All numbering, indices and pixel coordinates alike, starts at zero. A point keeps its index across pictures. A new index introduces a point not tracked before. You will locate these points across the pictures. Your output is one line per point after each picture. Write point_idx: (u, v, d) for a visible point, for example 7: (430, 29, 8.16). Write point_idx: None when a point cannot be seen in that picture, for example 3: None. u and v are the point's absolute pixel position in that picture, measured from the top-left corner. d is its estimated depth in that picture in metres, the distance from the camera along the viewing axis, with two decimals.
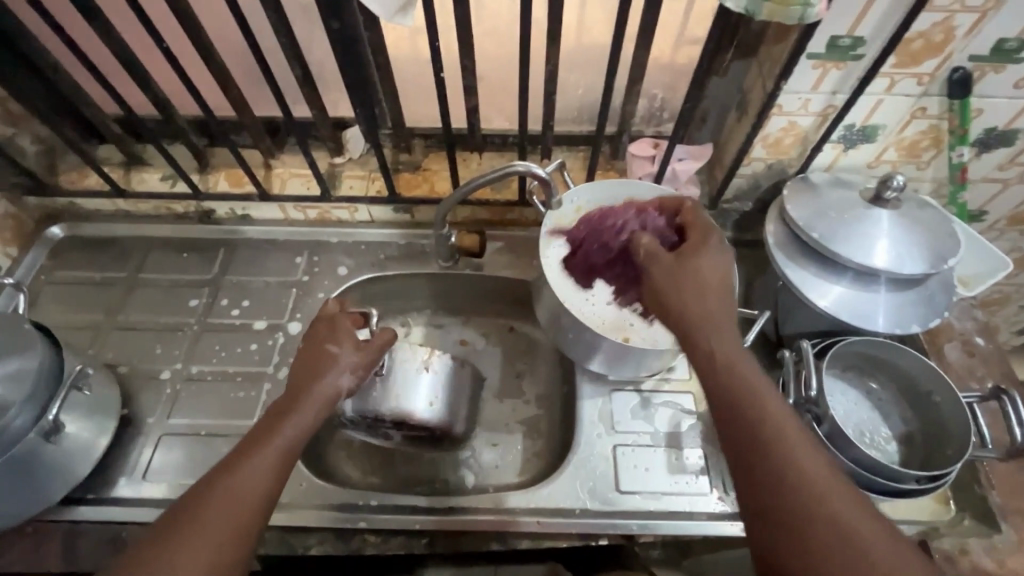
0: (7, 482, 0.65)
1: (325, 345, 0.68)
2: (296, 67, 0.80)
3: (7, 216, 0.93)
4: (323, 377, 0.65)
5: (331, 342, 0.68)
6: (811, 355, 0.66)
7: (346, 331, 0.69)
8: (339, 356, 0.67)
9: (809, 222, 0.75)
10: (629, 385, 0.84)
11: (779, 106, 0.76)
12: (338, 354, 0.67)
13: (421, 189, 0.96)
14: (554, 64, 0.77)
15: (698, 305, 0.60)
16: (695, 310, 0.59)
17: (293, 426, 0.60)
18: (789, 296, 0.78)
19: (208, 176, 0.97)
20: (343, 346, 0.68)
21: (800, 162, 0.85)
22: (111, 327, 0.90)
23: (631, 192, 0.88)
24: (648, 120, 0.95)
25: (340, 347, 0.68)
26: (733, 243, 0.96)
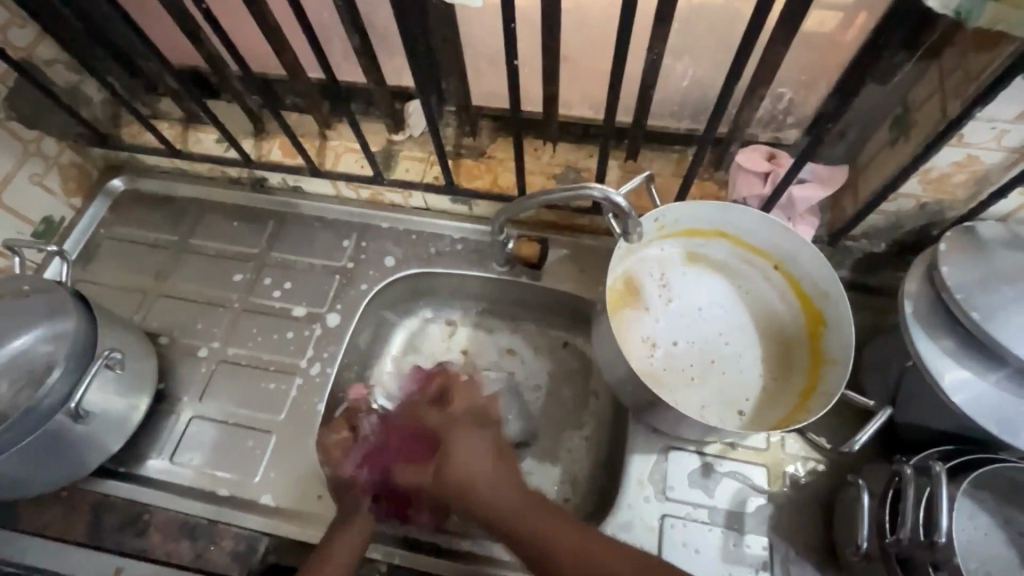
0: (36, 457, 0.66)
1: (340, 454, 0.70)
2: (352, 33, 0.70)
3: (72, 166, 0.92)
4: (350, 487, 0.69)
5: (336, 462, 0.70)
6: (944, 485, 0.50)
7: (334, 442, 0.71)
8: (347, 466, 0.70)
9: (969, 295, 0.56)
10: (691, 444, 0.72)
11: (959, 136, 0.56)
12: (348, 469, 0.70)
13: (482, 181, 0.85)
14: (656, 52, 0.61)
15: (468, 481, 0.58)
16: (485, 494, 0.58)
17: (352, 532, 0.65)
18: (919, 383, 0.62)
19: (262, 143, 0.91)
20: (352, 460, 0.70)
21: (965, 205, 0.65)
22: (158, 294, 0.88)
23: (731, 218, 0.72)
24: (766, 124, 0.76)
25: (349, 458, 0.70)
26: (850, 287, 0.78)
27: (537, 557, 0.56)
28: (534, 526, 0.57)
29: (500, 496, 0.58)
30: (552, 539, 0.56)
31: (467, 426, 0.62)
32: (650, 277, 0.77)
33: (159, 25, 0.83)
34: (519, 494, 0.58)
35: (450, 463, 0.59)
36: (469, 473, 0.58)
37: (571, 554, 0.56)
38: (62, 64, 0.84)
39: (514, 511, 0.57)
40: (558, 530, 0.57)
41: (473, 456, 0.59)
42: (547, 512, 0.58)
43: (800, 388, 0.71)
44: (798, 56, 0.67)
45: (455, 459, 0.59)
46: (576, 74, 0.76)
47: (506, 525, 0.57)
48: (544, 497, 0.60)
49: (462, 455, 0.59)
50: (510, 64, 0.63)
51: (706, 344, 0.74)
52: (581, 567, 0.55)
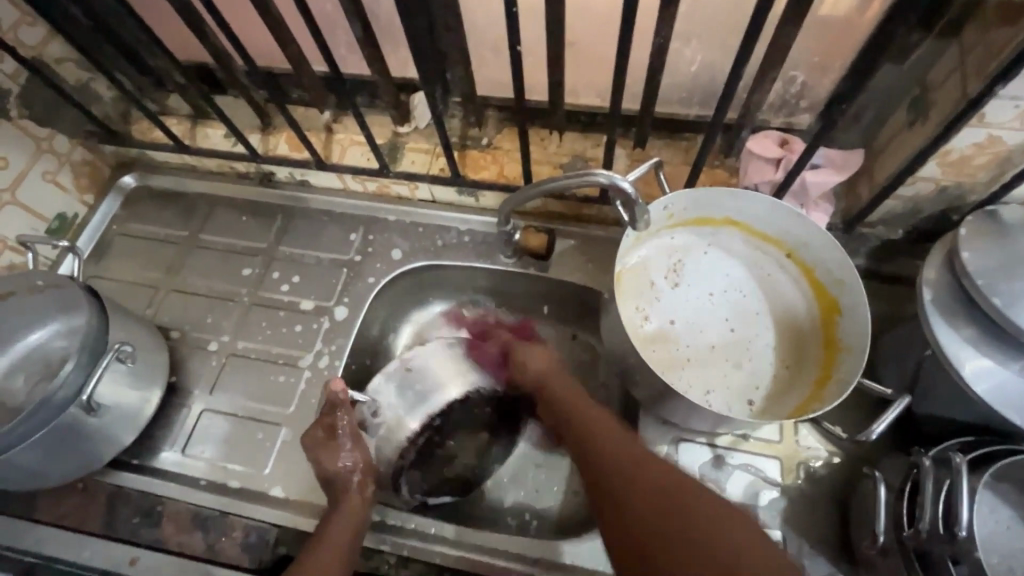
0: (51, 450, 0.67)
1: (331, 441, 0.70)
2: (355, 24, 0.69)
3: (84, 163, 0.93)
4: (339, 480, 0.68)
5: (325, 452, 0.69)
6: (965, 477, 0.48)
7: (322, 433, 0.70)
8: (341, 454, 0.69)
9: (992, 281, 0.54)
10: (702, 436, 0.71)
11: (980, 116, 0.54)
12: (342, 457, 0.69)
13: (488, 171, 0.84)
14: (663, 35, 0.60)
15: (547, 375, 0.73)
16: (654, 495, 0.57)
17: (344, 519, 0.65)
18: (938, 373, 0.60)
19: (269, 137, 0.91)
20: (346, 446, 0.70)
21: (987, 188, 0.63)
22: (169, 288, 0.89)
23: (742, 205, 0.70)
24: (778, 109, 0.74)
25: (341, 446, 0.70)
26: (866, 276, 0.76)
27: (609, 482, 0.60)
28: (604, 441, 0.63)
29: (591, 426, 0.66)
30: (612, 453, 0.62)
31: (543, 346, 0.76)
32: (659, 266, 0.76)
33: (166, 21, 0.83)
34: (569, 394, 0.70)
35: (526, 366, 0.74)
36: (543, 372, 0.73)
37: (622, 480, 0.59)
38: (72, 63, 0.85)
39: (569, 397, 0.70)
40: (635, 462, 0.60)
41: (533, 353, 0.75)
42: (614, 439, 0.64)
43: (814, 378, 0.69)
44: (811, 37, 0.65)
45: (528, 358, 0.74)
46: (582, 62, 0.75)
47: (586, 437, 0.65)
48: (607, 419, 0.66)
49: (533, 360, 0.74)
50: (515, 51, 0.62)
51: (716, 335, 0.73)
52: (625, 500, 0.57)
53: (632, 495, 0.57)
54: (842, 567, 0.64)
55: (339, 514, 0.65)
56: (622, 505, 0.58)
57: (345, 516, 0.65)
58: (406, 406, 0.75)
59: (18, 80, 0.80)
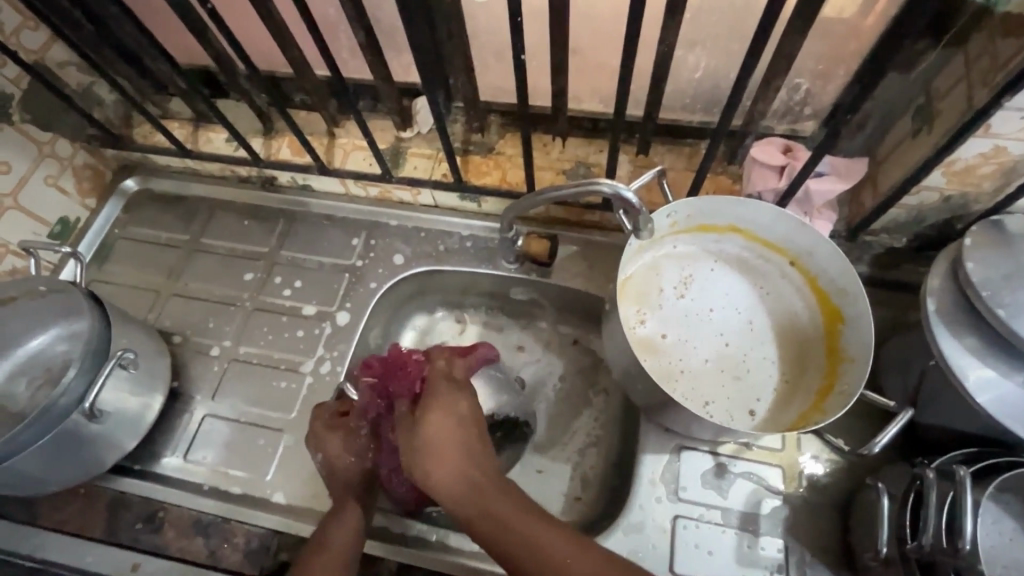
0: (54, 456, 0.67)
1: (347, 430, 0.71)
2: (357, 30, 0.69)
3: (86, 167, 0.93)
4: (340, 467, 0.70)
5: (340, 440, 0.71)
6: (969, 491, 0.48)
7: (338, 422, 0.72)
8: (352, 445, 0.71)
9: (996, 292, 0.54)
10: (704, 444, 0.71)
11: (985, 127, 0.54)
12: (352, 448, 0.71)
13: (490, 177, 0.84)
14: (667, 44, 0.60)
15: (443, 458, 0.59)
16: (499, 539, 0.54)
17: (350, 512, 0.66)
18: (942, 383, 0.59)
19: (271, 142, 0.91)
20: (358, 437, 0.71)
21: (992, 198, 0.63)
22: (171, 293, 0.89)
23: (746, 213, 0.70)
24: (782, 115, 0.74)
25: (355, 435, 0.71)
26: (870, 284, 0.76)
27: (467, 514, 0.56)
28: (487, 506, 0.56)
29: (477, 480, 0.58)
30: (500, 506, 0.55)
31: (454, 401, 0.64)
32: (662, 273, 0.76)
33: (168, 25, 0.83)
34: (484, 477, 0.58)
35: (427, 446, 0.60)
36: (446, 479, 0.58)
37: (501, 525, 0.54)
38: (75, 66, 0.85)
39: (477, 480, 0.57)
40: (490, 489, 0.57)
41: (440, 436, 0.60)
42: (485, 476, 0.58)
43: (818, 387, 0.69)
44: (816, 45, 0.65)
45: (432, 436, 0.60)
46: (585, 68, 0.75)
47: (470, 511, 0.56)
48: (493, 465, 0.60)
49: (439, 436, 0.60)
50: (518, 59, 0.62)
51: (719, 343, 0.73)
52: (514, 539, 0.53)
53: (528, 548, 0.52)
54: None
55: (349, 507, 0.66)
56: (506, 546, 0.53)
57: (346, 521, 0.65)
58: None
59: (21, 84, 0.80)
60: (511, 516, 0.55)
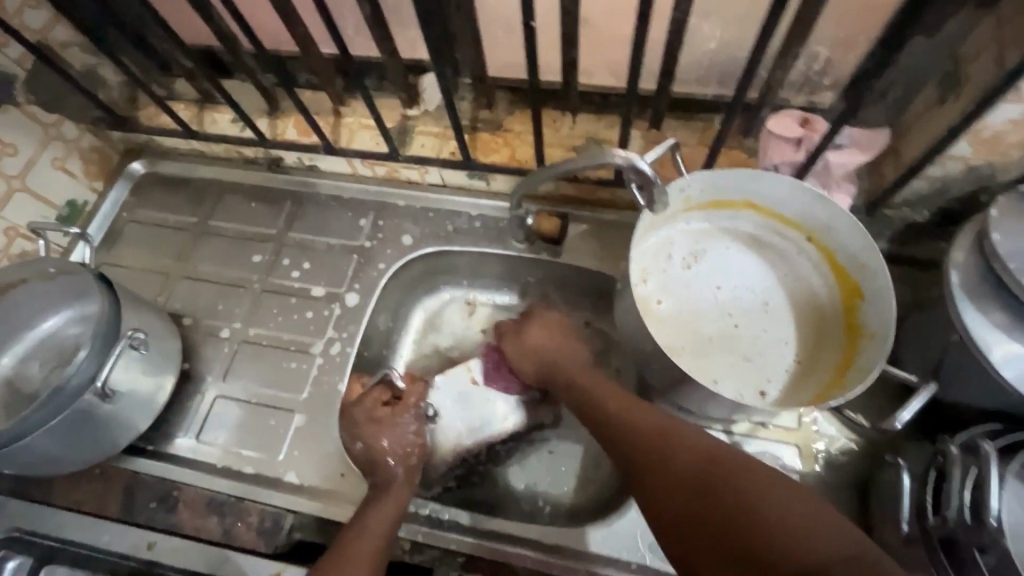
0: (69, 435, 0.67)
1: (385, 427, 0.72)
2: (364, 4, 0.67)
3: (92, 149, 0.93)
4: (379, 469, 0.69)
5: (376, 436, 0.71)
6: (994, 465, 0.47)
7: (376, 416, 0.72)
8: (384, 442, 0.71)
9: (1022, 263, 0.53)
10: (718, 423, 0.70)
11: (1016, 91, 0.52)
12: (383, 444, 0.71)
13: (500, 154, 0.83)
14: (683, 10, 0.58)
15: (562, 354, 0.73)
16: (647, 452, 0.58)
17: (380, 508, 0.66)
18: (965, 358, 0.58)
19: (277, 122, 0.90)
20: (389, 436, 0.71)
21: (1019, 168, 0.60)
22: (180, 276, 0.89)
23: (762, 188, 0.68)
24: (800, 86, 0.72)
25: (390, 433, 0.72)
26: (889, 259, 0.74)
27: (597, 418, 0.65)
28: (586, 395, 0.68)
29: (633, 420, 0.61)
30: (632, 419, 0.62)
31: (550, 327, 0.75)
32: (676, 250, 0.74)
33: (171, 3, 0.82)
34: (594, 379, 0.69)
35: (530, 347, 0.75)
36: (537, 353, 0.74)
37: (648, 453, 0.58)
38: (78, 47, 0.84)
39: (574, 371, 0.71)
40: (625, 405, 0.63)
41: (540, 347, 0.74)
42: (621, 403, 0.64)
43: (835, 364, 0.68)
44: (836, 10, 0.62)
45: (530, 341, 0.75)
46: (596, 40, 0.73)
47: (601, 413, 0.65)
48: (615, 388, 0.67)
49: (540, 345, 0.74)
50: (529, 29, 0.60)
51: (733, 322, 0.71)
52: (666, 456, 0.56)
53: (675, 461, 0.55)
54: None
55: (381, 502, 0.66)
56: (662, 462, 0.56)
57: (377, 525, 0.64)
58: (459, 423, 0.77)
59: (24, 65, 0.79)
60: (622, 402, 0.64)
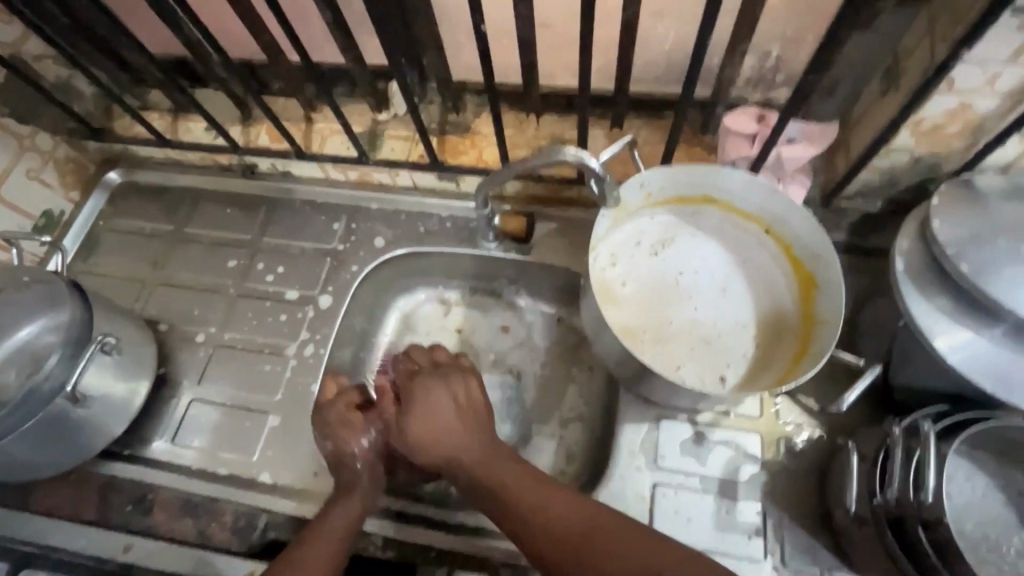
0: (41, 439, 0.68)
1: (355, 427, 0.71)
2: (324, 12, 0.69)
3: (68, 160, 0.94)
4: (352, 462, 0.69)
5: (347, 437, 0.70)
6: (933, 445, 0.49)
7: (351, 417, 0.71)
8: (356, 443, 0.70)
9: (961, 248, 0.54)
10: (683, 413, 0.71)
11: (948, 83, 0.54)
12: (357, 446, 0.70)
13: (468, 156, 0.84)
14: (631, 11, 0.59)
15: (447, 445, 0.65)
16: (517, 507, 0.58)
17: (344, 510, 0.66)
18: (913, 343, 0.60)
19: (250, 129, 0.91)
20: (360, 437, 0.70)
21: (962, 157, 0.62)
22: (156, 282, 0.90)
23: (719, 181, 0.70)
24: (754, 83, 0.74)
25: (361, 434, 0.71)
26: (847, 249, 0.76)
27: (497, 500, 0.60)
28: (499, 479, 0.61)
29: (507, 475, 0.61)
30: (502, 469, 0.62)
31: (444, 384, 0.69)
32: (638, 245, 0.76)
33: (141, 15, 0.84)
34: (484, 451, 0.64)
35: (418, 416, 0.67)
36: (444, 439, 0.65)
37: (535, 508, 0.57)
38: (51, 59, 0.85)
39: (474, 459, 0.64)
40: (518, 481, 0.60)
41: (425, 408, 0.67)
42: (528, 473, 0.61)
43: (794, 352, 0.70)
44: (782, 8, 0.64)
45: (411, 412, 0.67)
46: (555, 42, 0.75)
47: (499, 487, 0.61)
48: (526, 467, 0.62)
49: (432, 406, 0.67)
50: (483, 33, 0.62)
51: (695, 312, 0.73)
52: (528, 513, 0.57)
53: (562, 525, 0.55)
54: (822, 537, 0.65)
55: (345, 504, 0.66)
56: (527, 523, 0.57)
57: (348, 509, 0.66)
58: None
59: None
60: (513, 476, 0.61)
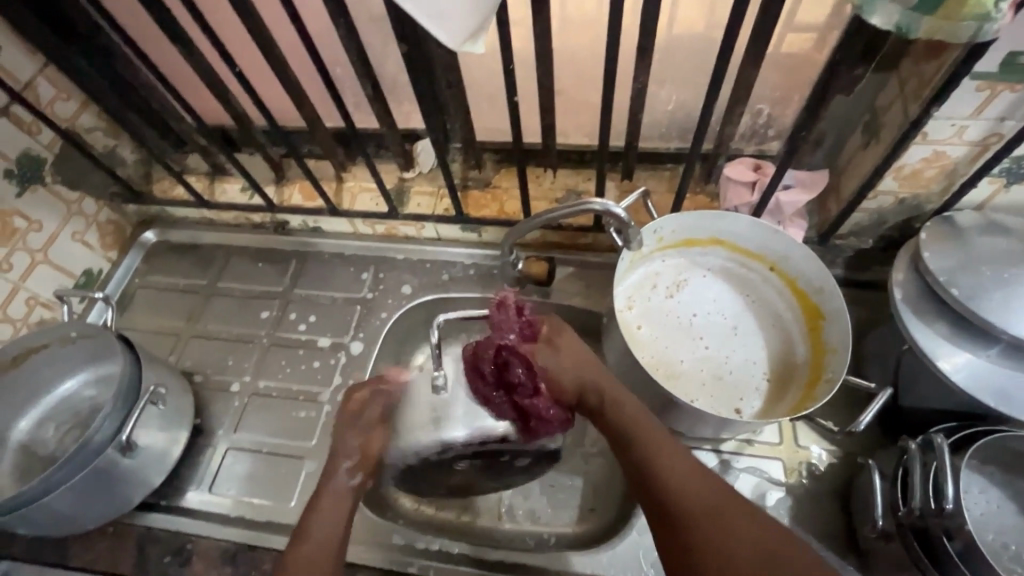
0: (90, 493, 0.70)
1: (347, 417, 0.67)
2: (366, 84, 0.77)
3: (109, 222, 0.99)
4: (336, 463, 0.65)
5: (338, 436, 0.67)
6: (948, 457, 0.53)
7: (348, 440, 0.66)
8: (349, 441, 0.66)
9: (950, 277, 0.60)
10: (707, 443, 0.75)
11: (923, 135, 0.62)
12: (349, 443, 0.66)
13: (489, 209, 0.91)
14: (644, 79, 0.67)
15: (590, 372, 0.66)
16: (689, 494, 0.55)
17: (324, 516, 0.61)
18: (918, 365, 0.65)
19: (283, 190, 0.98)
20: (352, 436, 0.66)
21: (941, 198, 0.70)
22: (191, 335, 0.94)
23: (724, 226, 0.77)
24: (749, 138, 0.82)
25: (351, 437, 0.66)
26: (845, 284, 0.83)
27: (647, 463, 0.58)
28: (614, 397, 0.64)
29: (662, 457, 0.58)
30: (686, 483, 0.56)
31: (571, 343, 0.68)
32: (653, 286, 0.82)
33: (186, 88, 0.91)
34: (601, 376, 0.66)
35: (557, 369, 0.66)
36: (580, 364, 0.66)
37: (679, 482, 0.56)
38: (102, 131, 0.92)
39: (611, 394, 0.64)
40: (695, 474, 0.57)
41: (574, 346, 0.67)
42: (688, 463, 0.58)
43: (807, 381, 0.74)
44: (771, 76, 0.74)
45: (549, 363, 0.66)
46: (570, 107, 0.83)
47: (648, 462, 0.58)
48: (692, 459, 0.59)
49: (570, 359, 0.66)
50: (511, 102, 0.70)
51: (711, 348, 0.78)
52: (687, 510, 0.54)
53: (728, 535, 0.52)
54: (851, 559, 0.67)
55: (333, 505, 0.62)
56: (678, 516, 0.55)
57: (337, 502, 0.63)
58: (456, 415, 0.66)
59: (54, 149, 0.87)
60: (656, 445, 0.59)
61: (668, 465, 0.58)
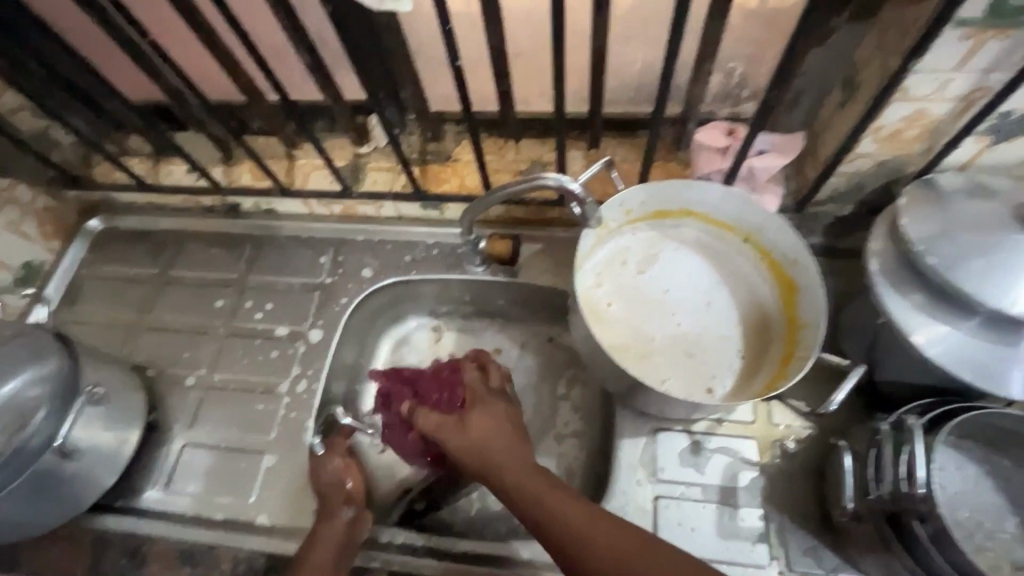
0: (29, 498, 0.67)
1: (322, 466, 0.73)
2: (302, 53, 0.70)
3: (47, 210, 0.93)
4: (331, 493, 0.70)
5: (316, 477, 0.72)
6: (920, 438, 0.50)
7: (332, 472, 0.72)
8: (324, 479, 0.71)
9: (930, 246, 0.56)
10: (678, 424, 0.72)
11: (903, 91, 0.57)
12: (329, 479, 0.71)
13: (450, 184, 0.85)
14: (602, 38, 0.61)
15: (477, 443, 0.63)
16: (595, 560, 0.52)
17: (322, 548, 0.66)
18: (894, 338, 0.62)
19: (231, 170, 0.91)
20: (328, 474, 0.71)
21: (923, 159, 0.65)
22: (143, 328, 0.89)
23: (695, 196, 0.73)
24: (722, 99, 0.76)
25: (326, 475, 0.72)
26: (823, 252, 0.79)
27: (546, 531, 0.56)
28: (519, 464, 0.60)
29: (558, 515, 0.55)
30: (583, 542, 0.53)
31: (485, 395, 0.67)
32: (622, 262, 0.78)
33: (115, 63, 0.84)
34: (508, 449, 0.61)
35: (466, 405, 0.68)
36: (474, 441, 0.63)
37: (586, 553, 0.53)
38: (27, 112, 0.85)
39: (504, 463, 0.60)
40: (595, 529, 0.54)
41: (487, 420, 0.64)
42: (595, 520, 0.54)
43: (781, 357, 0.71)
44: (743, 30, 0.68)
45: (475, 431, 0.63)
46: (529, 70, 0.77)
47: (572, 551, 0.53)
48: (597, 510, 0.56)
49: (485, 429, 0.63)
50: (457, 69, 0.64)
51: (682, 325, 0.74)
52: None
53: None
54: (824, 538, 0.65)
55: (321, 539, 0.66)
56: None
57: (331, 537, 0.66)
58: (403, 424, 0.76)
59: None
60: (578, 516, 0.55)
61: (571, 531, 0.54)
